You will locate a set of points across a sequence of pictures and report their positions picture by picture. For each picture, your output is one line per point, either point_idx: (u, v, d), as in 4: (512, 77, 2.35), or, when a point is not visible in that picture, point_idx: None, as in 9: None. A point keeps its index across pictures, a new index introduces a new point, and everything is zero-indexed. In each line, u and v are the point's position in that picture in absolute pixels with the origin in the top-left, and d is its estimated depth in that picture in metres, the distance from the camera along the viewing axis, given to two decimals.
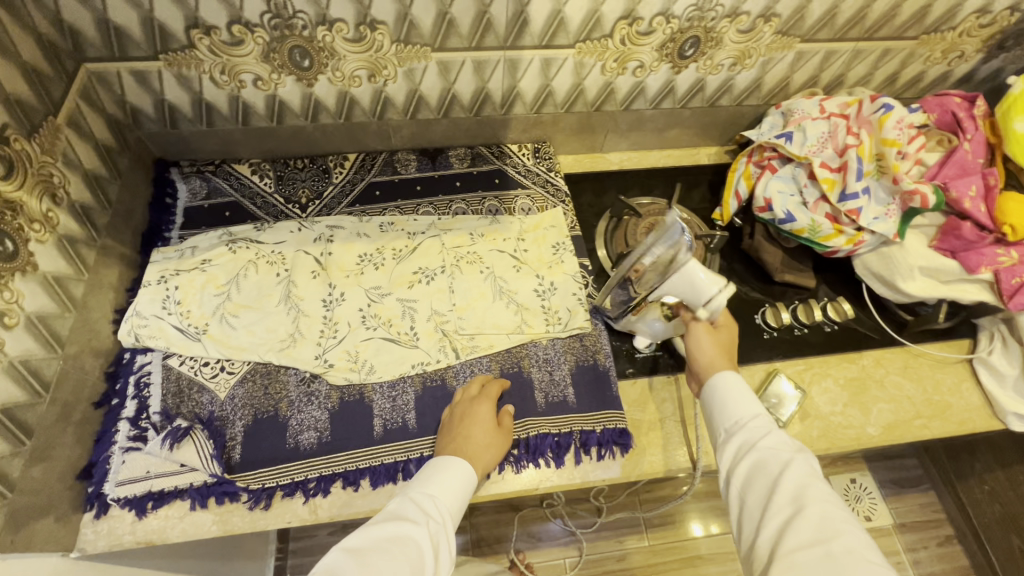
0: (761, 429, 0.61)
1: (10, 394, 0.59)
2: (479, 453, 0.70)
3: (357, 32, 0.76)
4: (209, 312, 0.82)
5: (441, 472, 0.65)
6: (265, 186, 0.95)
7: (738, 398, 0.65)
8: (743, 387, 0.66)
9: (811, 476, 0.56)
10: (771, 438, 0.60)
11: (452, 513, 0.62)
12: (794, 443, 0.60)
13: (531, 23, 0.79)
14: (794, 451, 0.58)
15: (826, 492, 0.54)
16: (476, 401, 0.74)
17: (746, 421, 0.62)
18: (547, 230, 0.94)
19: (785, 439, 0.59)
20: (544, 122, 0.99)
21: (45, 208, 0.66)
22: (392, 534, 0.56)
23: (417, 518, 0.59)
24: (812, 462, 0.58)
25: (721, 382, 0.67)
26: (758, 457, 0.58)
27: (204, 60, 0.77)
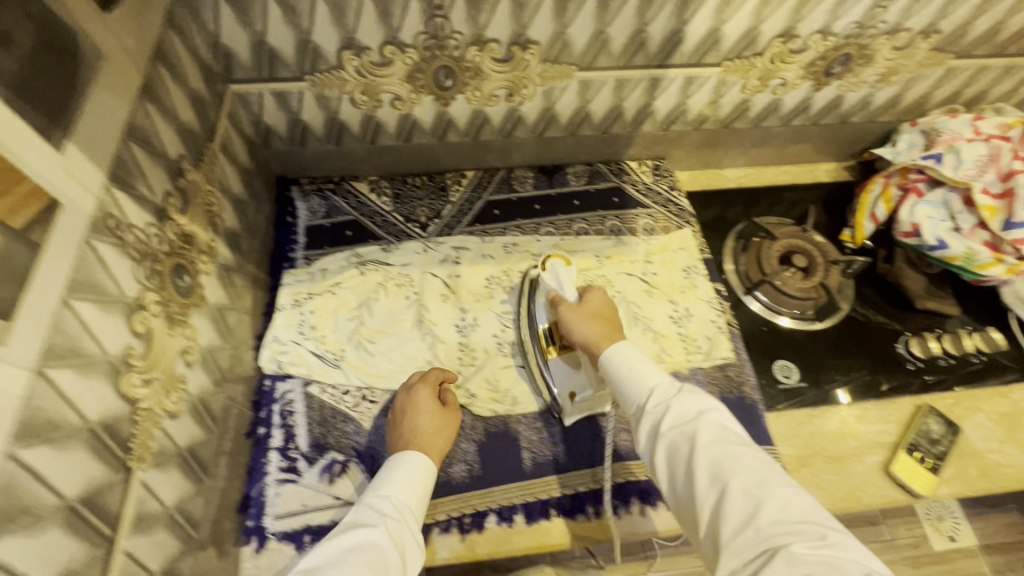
0: (667, 398, 0.60)
1: (192, 433, 0.58)
2: (433, 442, 0.69)
3: (507, 53, 0.73)
4: (345, 337, 0.81)
5: (397, 468, 0.65)
6: (383, 205, 0.93)
7: (637, 369, 0.64)
8: (636, 357, 0.66)
9: (723, 438, 0.55)
10: (675, 406, 0.58)
11: (408, 507, 0.62)
12: (696, 401, 0.59)
13: (686, 41, 0.75)
14: (700, 413, 0.57)
15: (739, 451, 0.53)
16: (412, 391, 0.73)
17: (650, 394, 0.61)
18: (676, 253, 0.91)
19: (686, 403, 0.58)
20: (669, 139, 0.95)
21: (209, 238, 0.64)
22: (350, 545, 0.55)
23: (373, 518, 0.59)
24: (720, 417, 0.57)
25: (620, 358, 0.66)
26: (668, 439, 0.57)
27: (348, 81, 0.74)
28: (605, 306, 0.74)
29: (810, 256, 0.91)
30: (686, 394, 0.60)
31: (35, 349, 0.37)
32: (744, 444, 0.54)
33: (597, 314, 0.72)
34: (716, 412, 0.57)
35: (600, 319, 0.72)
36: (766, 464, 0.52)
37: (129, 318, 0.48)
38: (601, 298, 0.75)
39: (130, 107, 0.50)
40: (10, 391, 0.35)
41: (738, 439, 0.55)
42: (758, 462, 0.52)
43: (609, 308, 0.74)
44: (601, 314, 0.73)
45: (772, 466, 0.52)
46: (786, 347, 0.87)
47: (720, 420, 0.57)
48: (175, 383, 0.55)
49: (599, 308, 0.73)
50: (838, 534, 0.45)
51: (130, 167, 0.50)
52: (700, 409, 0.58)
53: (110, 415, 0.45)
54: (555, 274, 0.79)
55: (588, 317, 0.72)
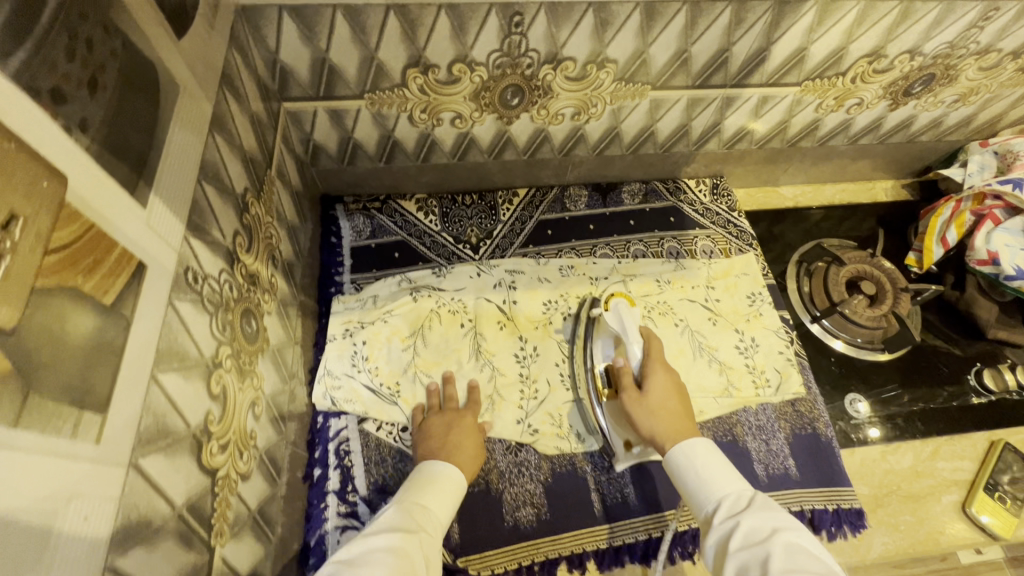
0: (737, 511, 0.53)
1: (261, 491, 0.54)
2: (466, 460, 0.66)
3: (581, 71, 0.68)
4: (400, 369, 0.75)
5: (435, 479, 0.62)
6: (431, 224, 0.88)
7: (711, 474, 0.58)
8: (718, 462, 0.60)
9: (800, 559, 0.46)
10: (745, 517, 0.51)
11: (437, 525, 0.58)
12: (769, 516, 0.51)
13: (769, 60, 0.70)
14: (773, 526, 0.50)
15: (818, 574, 0.44)
16: (460, 415, 0.70)
17: (721, 507, 0.55)
18: (739, 278, 0.87)
19: (760, 520, 0.51)
20: (730, 157, 0.91)
21: (270, 275, 0.60)
22: (383, 546, 0.51)
23: (411, 525, 0.55)
24: (796, 535, 0.49)
25: (687, 457, 0.60)
26: (739, 559, 0.48)
27: (409, 99, 0.69)
28: (670, 390, 0.67)
29: (879, 284, 0.88)
30: (760, 507, 0.52)
31: (129, 439, 0.33)
32: (825, 568, 0.45)
33: (662, 404, 0.65)
34: (792, 529, 0.49)
35: (667, 410, 0.65)
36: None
37: (208, 380, 0.43)
38: (666, 379, 0.68)
39: (203, 143, 0.45)
40: (108, 493, 0.31)
41: (818, 563, 0.46)
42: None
43: (677, 391, 0.68)
44: (666, 399, 0.66)
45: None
46: (855, 378, 0.84)
47: (796, 540, 0.48)
48: (247, 440, 0.51)
49: (663, 395, 0.66)
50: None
51: (204, 211, 0.45)
52: (772, 523, 0.50)
53: (194, 494, 0.40)
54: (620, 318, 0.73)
55: (650, 404, 0.66)
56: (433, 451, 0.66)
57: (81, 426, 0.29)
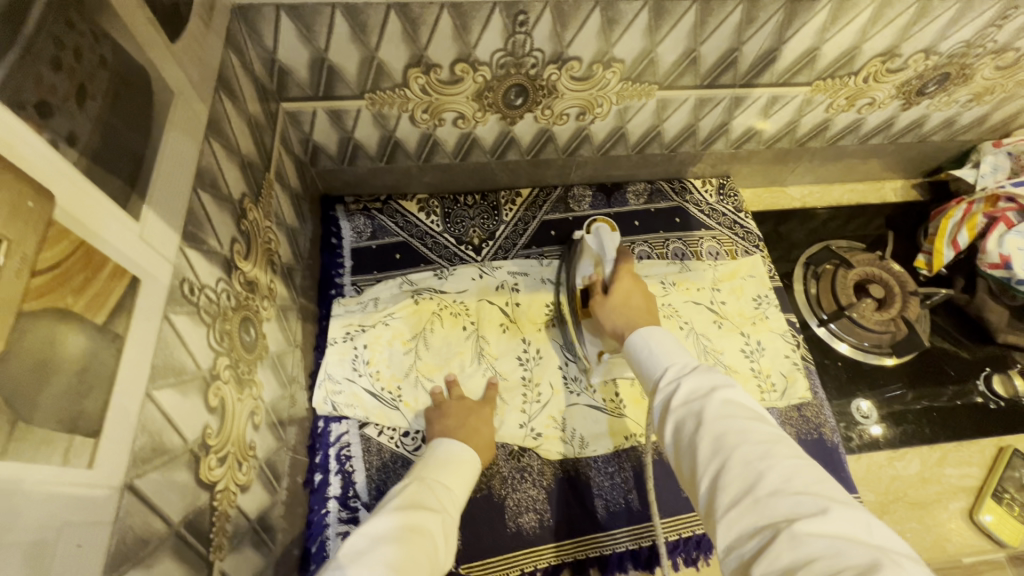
0: (681, 375, 0.50)
1: (260, 500, 0.53)
2: (483, 448, 0.66)
3: (587, 71, 0.67)
4: (401, 373, 0.74)
5: (454, 460, 0.62)
6: (432, 224, 0.87)
7: (659, 351, 0.55)
8: (670, 340, 0.56)
9: (734, 407, 0.44)
10: (687, 378, 0.48)
11: (455, 506, 0.58)
12: (707, 373, 0.48)
13: (780, 60, 0.69)
14: (712, 383, 0.47)
15: (751, 421, 0.42)
16: (481, 405, 0.71)
17: (665, 369, 0.51)
18: (744, 281, 0.86)
19: (699, 377, 0.48)
20: (737, 157, 0.90)
21: (269, 280, 0.59)
22: (410, 523, 0.51)
23: (434, 505, 0.55)
24: (734, 389, 0.46)
25: (644, 338, 0.57)
26: (676, 416, 0.46)
27: (411, 99, 0.68)
28: (636, 290, 0.67)
29: (887, 287, 0.86)
30: (701, 367, 0.49)
31: (123, 462, 0.32)
32: (757, 417, 0.44)
33: (625, 300, 0.65)
34: (731, 384, 0.46)
35: (629, 306, 0.65)
36: (781, 441, 0.41)
37: (205, 393, 0.43)
38: (632, 281, 0.68)
39: (199, 149, 0.44)
40: (102, 518, 0.30)
41: (751, 413, 0.44)
42: (769, 436, 0.42)
43: (646, 292, 0.67)
44: (633, 297, 0.66)
45: (782, 440, 0.42)
46: (862, 382, 0.83)
47: (734, 392, 0.46)
48: (246, 451, 0.50)
49: (628, 294, 0.66)
50: (851, 514, 0.35)
51: (200, 219, 0.44)
52: (712, 380, 0.47)
53: (192, 510, 0.40)
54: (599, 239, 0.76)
55: (613, 301, 0.66)
56: (450, 430, 0.67)
57: (72, 453, 0.28)
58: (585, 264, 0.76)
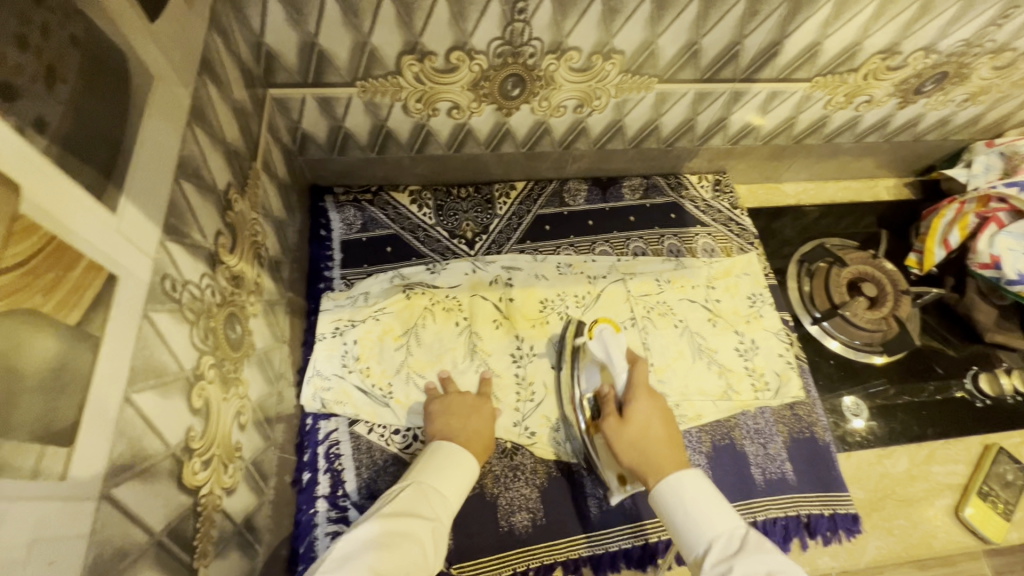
0: (729, 554, 0.50)
1: (246, 502, 0.51)
2: (483, 449, 0.64)
3: (586, 62, 0.65)
4: (392, 369, 0.73)
5: (449, 462, 0.60)
6: (425, 217, 0.85)
7: (701, 509, 0.54)
8: (710, 492, 0.55)
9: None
10: (738, 562, 0.48)
11: (451, 511, 0.57)
12: (760, 557, 0.48)
13: (781, 54, 0.68)
14: (766, 567, 0.46)
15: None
16: (480, 400, 0.69)
17: (711, 545, 0.51)
18: (739, 278, 0.85)
19: (752, 560, 0.47)
20: (734, 153, 0.89)
21: (255, 274, 0.56)
22: (400, 533, 0.50)
23: (427, 513, 0.54)
24: (789, 575, 0.46)
25: (671, 487, 0.55)
26: None
27: (404, 87, 0.65)
28: (654, 416, 0.62)
29: (879, 287, 0.86)
30: (752, 548, 0.49)
31: (100, 469, 0.30)
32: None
33: (644, 433, 0.61)
34: (787, 570, 0.46)
35: (649, 438, 0.60)
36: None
37: (188, 394, 0.41)
38: (650, 405, 0.63)
39: (181, 137, 0.42)
40: (77, 531, 0.28)
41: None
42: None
43: (665, 420, 0.62)
44: (651, 427, 0.61)
45: None
46: (853, 380, 0.83)
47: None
48: (231, 453, 0.48)
49: (645, 423, 0.61)
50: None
51: (183, 211, 0.41)
52: (766, 564, 0.47)
53: (175, 516, 0.38)
54: (603, 344, 0.69)
55: (630, 434, 0.61)
56: (451, 430, 0.65)
57: (43, 461, 0.26)
58: (590, 373, 0.70)
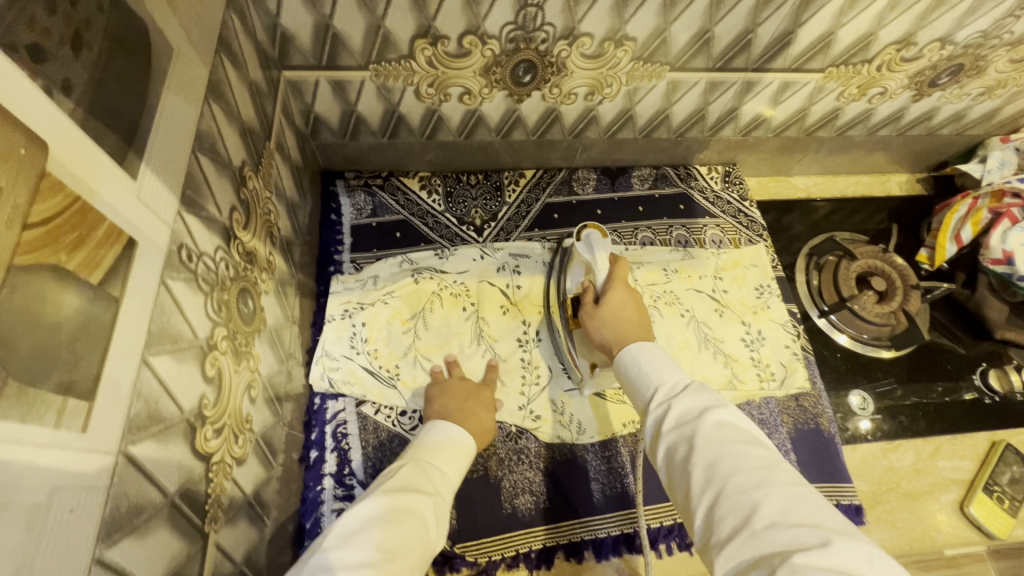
0: (672, 394, 0.52)
1: (256, 474, 0.52)
2: (483, 434, 0.65)
3: (598, 48, 0.65)
4: (400, 352, 0.74)
5: (448, 443, 0.61)
6: (434, 204, 0.86)
7: (652, 364, 0.56)
8: (660, 355, 0.57)
9: (728, 430, 0.46)
10: (680, 401, 0.50)
11: (450, 488, 0.58)
12: (699, 397, 0.50)
13: (795, 44, 0.67)
14: (706, 405, 0.49)
15: (744, 444, 0.45)
16: (481, 387, 0.70)
17: (656, 390, 0.53)
18: (747, 269, 0.85)
19: (692, 400, 0.50)
20: (744, 145, 0.89)
21: (268, 252, 0.57)
22: (403, 506, 0.51)
23: (427, 488, 0.55)
24: (726, 410, 0.48)
25: (635, 352, 0.58)
26: (669, 440, 0.48)
27: (417, 72, 0.66)
28: (628, 302, 0.66)
29: (889, 280, 0.85)
30: (694, 389, 0.51)
31: (119, 427, 0.31)
32: (752, 439, 0.46)
33: (617, 314, 0.65)
34: (726, 407, 0.49)
35: (620, 318, 0.64)
36: (775, 465, 0.44)
37: (202, 363, 0.42)
38: (625, 293, 0.67)
39: (199, 112, 0.42)
40: (97, 484, 0.29)
41: (746, 436, 0.46)
42: (764, 460, 0.44)
43: (639, 307, 0.66)
44: (623, 310, 0.65)
45: (777, 466, 0.44)
46: (859, 374, 0.83)
47: (727, 413, 0.48)
48: (242, 424, 0.49)
49: (618, 306, 0.66)
50: (853, 545, 0.37)
51: (199, 184, 0.42)
52: (705, 403, 0.49)
53: (188, 480, 0.39)
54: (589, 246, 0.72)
55: (604, 316, 0.65)
56: (450, 411, 0.66)
57: (65, 415, 0.27)
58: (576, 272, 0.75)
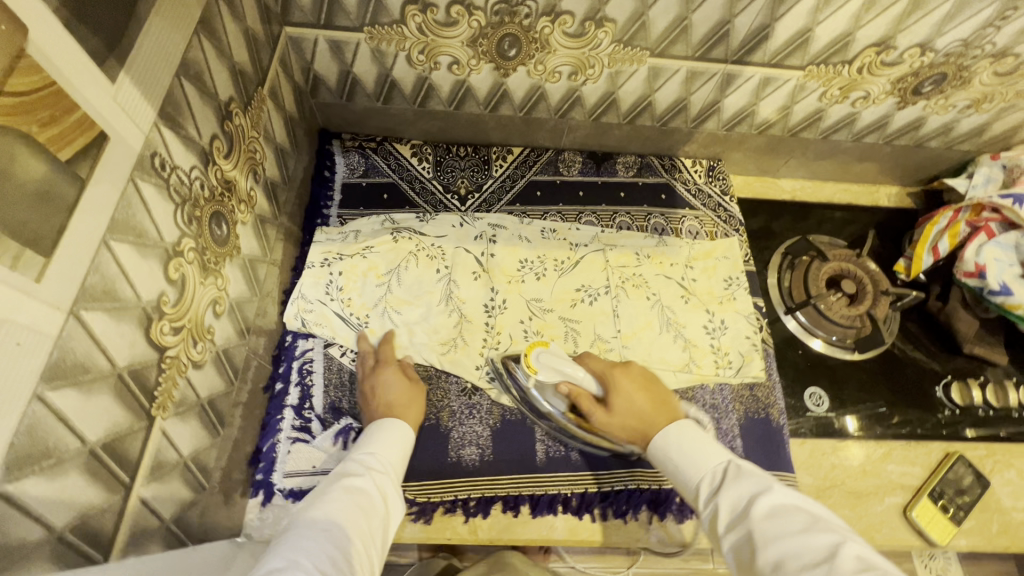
0: (718, 487, 0.56)
1: (214, 383, 0.57)
2: (405, 408, 0.68)
3: (580, 28, 0.69)
4: (371, 303, 0.78)
5: (378, 428, 0.65)
6: (423, 170, 0.90)
7: (687, 454, 0.60)
8: (694, 434, 0.62)
9: (779, 519, 0.49)
10: (724, 493, 0.54)
11: (395, 471, 0.62)
12: (744, 486, 0.54)
13: (772, 38, 0.70)
14: (752, 495, 0.52)
15: (797, 532, 0.47)
16: (378, 368, 0.72)
17: (701, 483, 0.57)
18: (719, 260, 0.87)
19: (739, 490, 0.54)
20: (729, 140, 0.91)
21: (249, 187, 0.63)
22: (338, 493, 0.55)
23: (360, 471, 0.59)
24: (772, 496, 0.51)
25: (663, 441, 0.63)
26: (732, 541, 0.51)
27: (408, 37, 0.71)
28: (633, 391, 0.68)
29: (859, 283, 0.87)
30: (737, 478, 0.55)
31: (73, 289, 0.36)
32: (807, 524, 0.48)
33: (630, 410, 0.67)
34: (772, 493, 0.52)
35: (637, 413, 0.66)
36: (837, 548, 0.44)
37: (165, 263, 0.46)
38: (626, 385, 0.68)
39: (188, 41, 0.47)
40: (46, 330, 0.34)
41: (799, 519, 0.48)
42: (823, 545, 0.45)
43: (642, 386, 0.69)
44: (634, 401, 0.67)
45: (839, 546, 0.45)
46: (820, 373, 0.84)
47: (777, 502, 0.51)
48: (203, 332, 0.54)
49: (628, 402, 0.67)
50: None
51: (180, 105, 0.47)
52: (751, 494, 0.53)
53: (138, 361, 0.43)
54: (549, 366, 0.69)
55: (623, 418, 0.66)
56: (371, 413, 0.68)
57: (21, 261, 0.32)
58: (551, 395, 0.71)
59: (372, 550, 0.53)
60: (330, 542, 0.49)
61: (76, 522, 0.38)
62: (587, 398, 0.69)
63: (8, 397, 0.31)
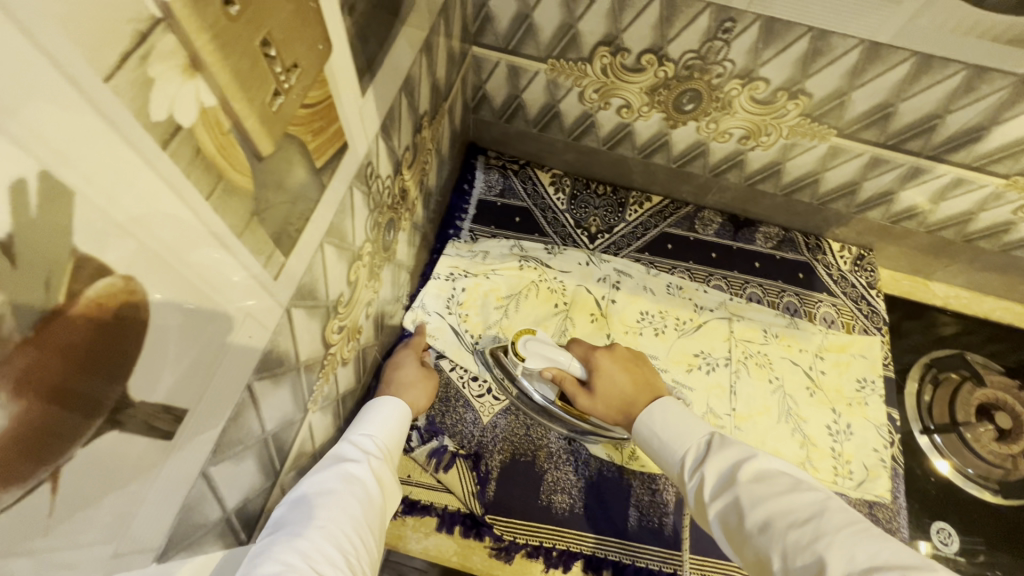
0: (700, 457, 0.52)
1: (349, 379, 0.58)
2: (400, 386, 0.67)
3: (771, 96, 0.66)
4: (486, 323, 0.78)
5: (377, 409, 0.58)
6: (558, 202, 0.89)
7: (669, 427, 0.55)
8: (678, 409, 0.57)
9: (767, 483, 0.45)
10: (709, 463, 0.50)
11: (391, 455, 0.55)
12: (725, 453, 0.50)
13: (983, 141, 0.64)
14: (736, 462, 0.48)
15: (785, 494, 0.44)
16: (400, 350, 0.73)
17: (683, 453, 0.53)
18: (854, 357, 0.80)
19: (722, 458, 0.49)
20: (890, 232, 0.84)
21: (415, 195, 0.64)
22: (334, 480, 0.47)
23: (355, 454, 0.52)
24: (758, 459, 0.48)
25: (647, 418, 0.58)
26: (717, 510, 0.47)
27: (588, 75, 0.71)
28: (619, 371, 0.63)
29: (1017, 419, 0.78)
30: (722, 445, 0.51)
31: (292, 288, 0.37)
32: (794, 484, 0.45)
33: (614, 392, 0.62)
34: (757, 458, 0.48)
35: (621, 393, 0.61)
36: (827, 506, 0.42)
37: (350, 266, 0.48)
38: (611, 367, 0.63)
39: (414, 60, 0.49)
40: (268, 324, 0.35)
41: (787, 481, 0.45)
42: (813, 504, 0.43)
43: (625, 366, 0.64)
44: (616, 381, 0.62)
45: (826, 504, 0.43)
46: (954, 508, 0.74)
47: (762, 465, 0.47)
48: (355, 332, 0.55)
49: (613, 383, 0.62)
50: None
51: (396, 119, 0.49)
52: (738, 458, 0.49)
53: (311, 357, 0.45)
54: (537, 352, 0.64)
55: (606, 402, 0.62)
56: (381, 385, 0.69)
57: (271, 261, 0.33)
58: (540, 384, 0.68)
59: (373, 543, 0.46)
60: (325, 545, 0.41)
61: (238, 506, 0.39)
62: (571, 381, 0.64)
63: (231, 387, 0.33)
